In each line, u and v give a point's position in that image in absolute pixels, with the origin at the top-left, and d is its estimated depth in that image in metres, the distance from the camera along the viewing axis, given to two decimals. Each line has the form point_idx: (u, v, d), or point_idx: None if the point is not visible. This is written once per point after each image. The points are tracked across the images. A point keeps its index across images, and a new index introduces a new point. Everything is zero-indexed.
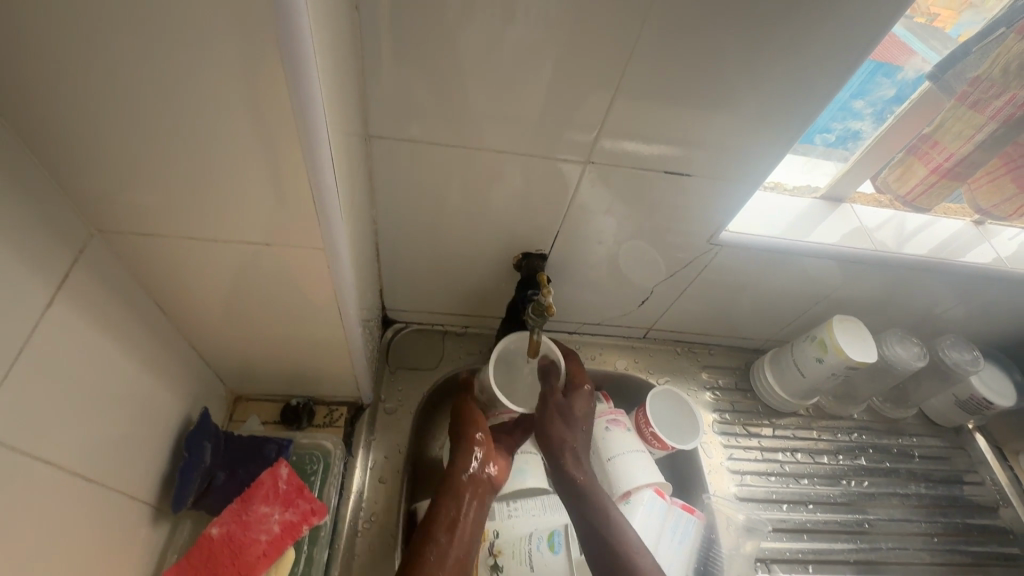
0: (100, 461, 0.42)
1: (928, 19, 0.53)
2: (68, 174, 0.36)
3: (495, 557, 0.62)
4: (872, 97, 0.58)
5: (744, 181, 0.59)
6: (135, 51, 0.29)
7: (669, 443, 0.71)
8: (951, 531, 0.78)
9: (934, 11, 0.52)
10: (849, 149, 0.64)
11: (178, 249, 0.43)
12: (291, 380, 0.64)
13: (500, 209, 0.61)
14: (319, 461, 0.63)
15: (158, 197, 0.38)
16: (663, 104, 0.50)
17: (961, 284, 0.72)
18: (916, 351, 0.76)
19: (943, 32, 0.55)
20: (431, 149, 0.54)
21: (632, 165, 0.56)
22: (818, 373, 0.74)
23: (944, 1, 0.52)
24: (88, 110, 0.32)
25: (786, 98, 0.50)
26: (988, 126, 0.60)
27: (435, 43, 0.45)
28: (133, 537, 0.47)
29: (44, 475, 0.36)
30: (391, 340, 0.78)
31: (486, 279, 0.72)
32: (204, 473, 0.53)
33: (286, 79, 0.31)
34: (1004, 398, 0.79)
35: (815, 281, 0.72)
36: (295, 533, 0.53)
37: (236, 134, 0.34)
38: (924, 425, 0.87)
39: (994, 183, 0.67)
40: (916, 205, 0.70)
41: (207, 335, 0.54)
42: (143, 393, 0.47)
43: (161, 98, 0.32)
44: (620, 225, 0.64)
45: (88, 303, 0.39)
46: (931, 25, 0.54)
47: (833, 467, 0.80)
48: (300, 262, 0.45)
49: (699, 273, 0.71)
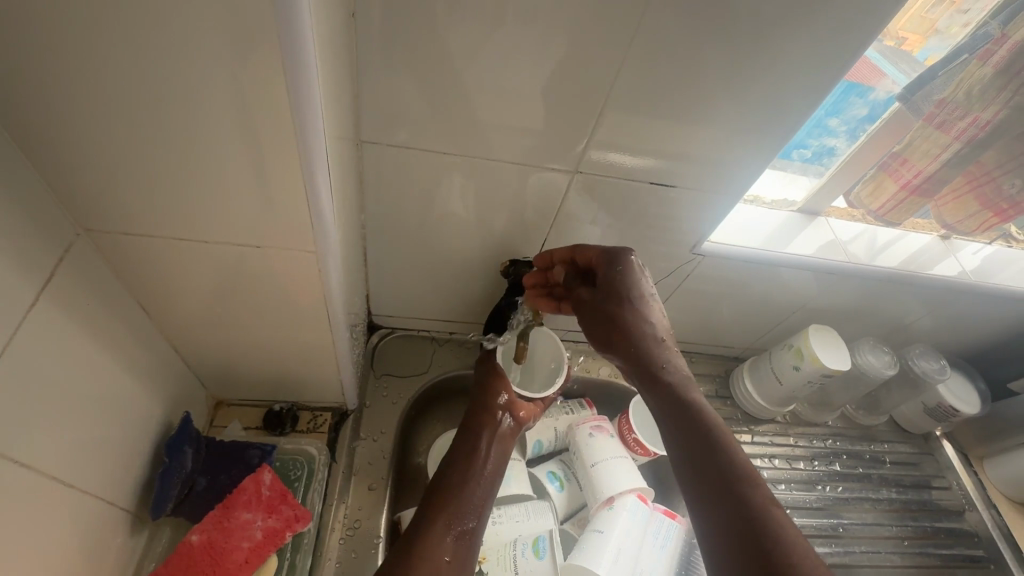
0: (80, 465, 0.41)
1: (897, 42, 0.55)
2: (57, 174, 0.35)
3: (480, 564, 0.61)
4: (845, 115, 0.60)
5: (725, 193, 0.60)
6: (132, 49, 0.29)
7: (651, 449, 0.73)
8: (920, 534, 0.81)
9: (902, 35, 0.55)
10: (825, 165, 0.67)
11: (165, 250, 0.42)
12: (274, 385, 0.63)
13: (489, 216, 0.62)
14: (303, 467, 0.63)
15: (150, 195, 0.38)
16: (649, 117, 0.52)
17: (929, 295, 0.75)
18: (887, 359, 0.79)
19: (911, 56, 0.57)
20: (421, 156, 0.55)
21: (617, 176, 0.58)
22: (795, 381, 0.76)
23: (913, 26, 0.54)
24: (84, 108, 0.32)
25: (765, 112, 0.52)
26: (954, 145, 0.63)
27: (427, 52, 0.46)
28: (109, 546, 0.46)
29: (22, 477, 0.35)
30: (376, 345, 0.78)
31: (473, 286, 0.72)
32: (184, 479, 0.52)
33: (289, 79, 0.31)
34: (968, 406, 0.82)
35: (791, 291, 0.74)
36: (278, 540, 0.52)
37: (230, 137, 0.34)
38: (895, 432, 0.90)
39: (959, 201, 0.70)
40: (886, 219, 0.73)
41: (191, 339, 0.53)
42: (123, 395, 0.46)
43: (158, 96, 0.32)
44: (606, 233, 0.65)
45: (74, 302, 0.39)
46: (900, 48, 0.56)
47: (809, 473, 0.82)
48: (290, 265, 0.45)
49: (682, 281, 0.73)
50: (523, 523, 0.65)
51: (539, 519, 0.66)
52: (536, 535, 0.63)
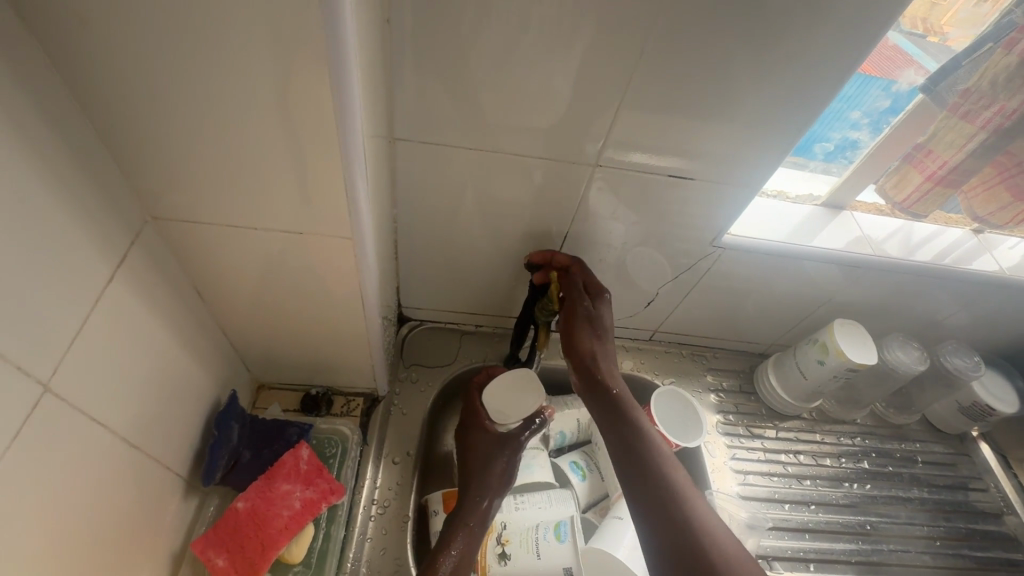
0: (140, 431, 0.46)
1: (941, 39, 0.57)
2: (129, 166, 0.40)
3: (503, 545, 0.63)
4: (867, 107, 0.61)
5: (744, 187, 0.61)
6: (193, 53, 0.33)
7: (673, 441, 0.74)
8: (954, 535, 0.79)
9: (945, 29, 0.56)
10: (849, 158, 0.67)
11: (218, 237, 0.46)
12: (311, 370, 0.67)
13: (514, 209, 0.64)
14: (337, 445, 0.66)
15: (207, 187, 0.42)
16: (667, 113, 0.54)
17: (961, 289, 0.73)
18: (917, 354, 0.77)
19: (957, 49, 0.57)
20: (448, 152, 0.58)
21: (637, 171, 0.60)
22: (819, 376, 0.76)
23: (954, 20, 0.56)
24: (155, 109, 0.36)
25: (783, 106, 0.53)
26: (979, 135, 0.62)
27: (455, 54, 0.49)
28: (165, 509, 0.50)
29: (93, 434, 0.40)
30: (406, 336, 0.81)
31: (498, 278, 0.75)
32: (230, 452, 0.56)
33: (330, 81, 0.35)
34: (1005, 405, 0.80)
35: (816, 284, 0.74)
36: (314, 510, 0.55)
37: (277, 133, 0.38)
38: (929, 431, 0.88)
39: (989, 192, 0.69)
40: (912, 212, 0.73)
41: (237, 323, 0.57)
42: (178, 371, 0.50)
43: (216, 97, 0.35)
44: (627, 228, 0.67)
45: (142, 281, 0.43)
46: (944, 45, 0.57)
47: (836, 470, 0.81)
48: (327, 252, 0.49)
49: (702, 275, 0.74)
50: (545, 510, 0.66)
51: (561, 506, 0.67)
52: (558, 520, 0.65)
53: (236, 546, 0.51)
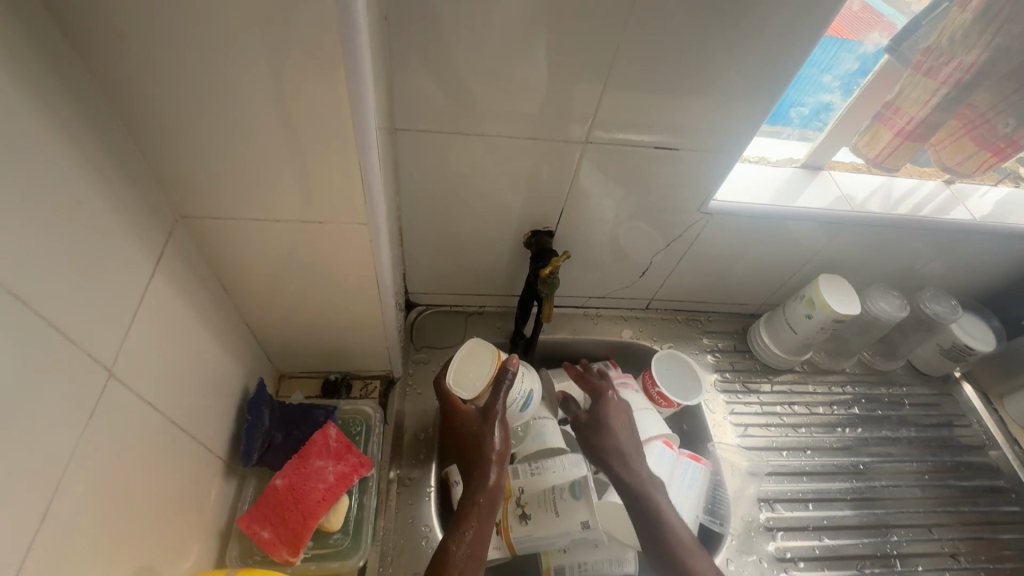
0: (184, 419, 0.49)
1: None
2: (159, 166, 0.42)
3: (524, 507, 0.68)
4: (837, 71, 0.64)
5: (726, 154, 0.65)
6: (222, 58, 0.36)
7: (674, 401, 0.79)
8: (941, 468, 0.84)
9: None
10: (823, 121, 0.71)
11: (242, 230, 0.49)
12: (330, 357, 0.70)
13: (512, 190, 0.68)
14: (362, 424, 0.70)
15: (232, 184, 0.45)
16: (653, 88, 0.57)
17: (936, 238, 0.78)
18: (898, 303, 0.82)
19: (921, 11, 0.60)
20: (447, 138, 0.61)
21: (627, 146, 0.63)
22: (808, 330, 0.80)
23: None
24: (184, 112, 0.39)
25: (761, 73, 0.56)
26: (942, 90, 0.66)
27: (450, 44, 0.52)
28: (209, 490, 0.54)
29: (147, 419, 0.43)
30: (414, 321, 0.85)
31: (500, 258, 0.78)
32: (264, 435, 0.60)
33: (346, 76, 0.37)
34: (983, 344, 0.84)
35: (801, 244, 0.78)
36: (347, 482, 0.59)
37: (299, 129, 0.41)
38: (913, 375, 0.93)
39: (956, 144, 0.73)
40: (884, 166, 0.77)
41: (259, 315, 0.60)
42: (212, 361, 0.53)
43: (242, 97, 0.38)
44: (620, 201, 0.70)
45: (175, 275, 0.46)
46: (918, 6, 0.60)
47: (829, 417, 0.86)
48: (343, 240, 0.51)
49: (692, 243, 0.78)
50: (559, 474, 0.70)
51: (573, 470, 0.69)
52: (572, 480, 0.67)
53: (280, 520, 0.55)
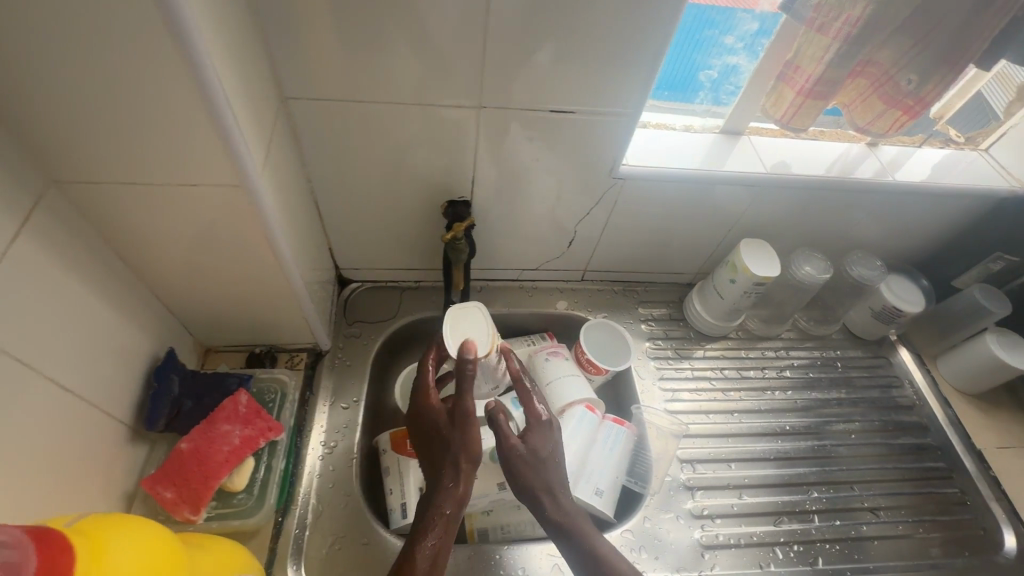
0: (71, 388, 0.49)
1: None
2: (15, 135, 0.42)
3: None
4: (738, 31, 0.66)
5: (627, 119, 0.65)
6: (46, 21, 0.36)
7: (603, 366, 0.79)
8: (869, 427, 0.85)
9: None
10: (737, 83, 0.72)
11: (122, 200, 0.50)
12: (251, 330, 0.72)
13: (421, 160, 0.68)
14: (276, 392, 0.71)
15: (97, 152, 0.45)
16: (539, 51, 0.57)
17: (855, 199, 0.78)
18: (823, 265, 0.82)
19: None
20: (343, 108, 0.61)
21: (526, 111, 0.63)
22: (732, 294, 0.81)
23: None
24: (23, 78, 0.39)
25: (645, 33, 0.56)
26: (834, 46, 0.64)
27: (324, 10, 0.52)
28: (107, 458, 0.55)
29: (27, 382, 0.44)
30: (348, 296, 0.86)
31: (423, 231, 0.79)
32: (172, 402, 0.61)
33: (178, 36, 0.38)
34: (909, 304, 0.84)
35: (722, 208, 0.79)
36: (253, 445, 0.61)
37: (148, 93, 0.41)
38: (849, 340, 0.94)
39: (865, 103, 0.73)
40: (792, 128, 0.73)
41: (164, 287, 0.61)
42: (107, 332, 0.54)
43: (79, 61, 0.38)
44: (532, 170, 0.71)
45: (52, 242, 0.47)
46: None
47: (759, 380, 0.87)
48: (228, 208, 0.52)
49: (611, 210, 0.78)
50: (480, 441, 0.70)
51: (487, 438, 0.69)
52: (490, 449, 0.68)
53: (183, 481, 0.57)
